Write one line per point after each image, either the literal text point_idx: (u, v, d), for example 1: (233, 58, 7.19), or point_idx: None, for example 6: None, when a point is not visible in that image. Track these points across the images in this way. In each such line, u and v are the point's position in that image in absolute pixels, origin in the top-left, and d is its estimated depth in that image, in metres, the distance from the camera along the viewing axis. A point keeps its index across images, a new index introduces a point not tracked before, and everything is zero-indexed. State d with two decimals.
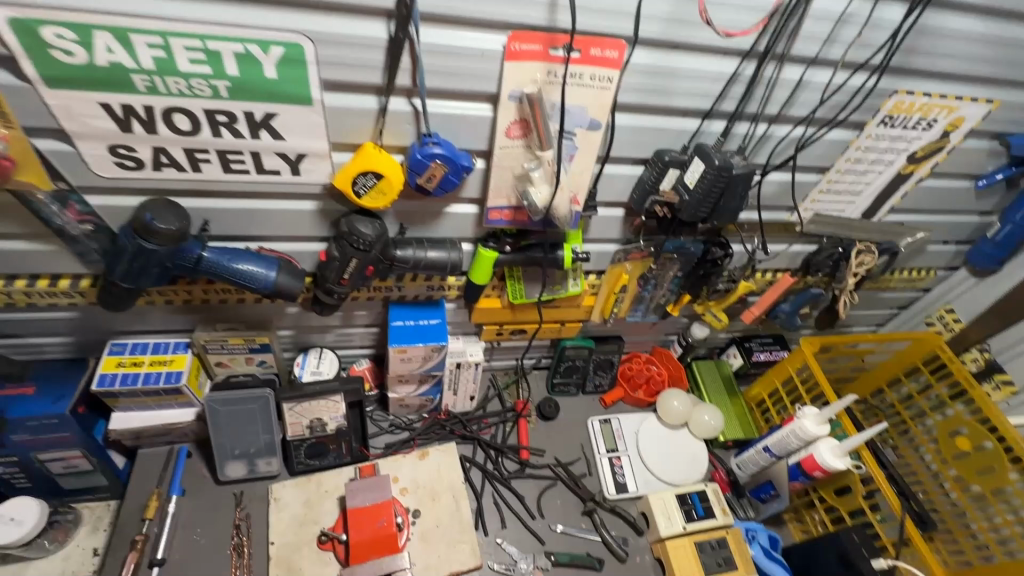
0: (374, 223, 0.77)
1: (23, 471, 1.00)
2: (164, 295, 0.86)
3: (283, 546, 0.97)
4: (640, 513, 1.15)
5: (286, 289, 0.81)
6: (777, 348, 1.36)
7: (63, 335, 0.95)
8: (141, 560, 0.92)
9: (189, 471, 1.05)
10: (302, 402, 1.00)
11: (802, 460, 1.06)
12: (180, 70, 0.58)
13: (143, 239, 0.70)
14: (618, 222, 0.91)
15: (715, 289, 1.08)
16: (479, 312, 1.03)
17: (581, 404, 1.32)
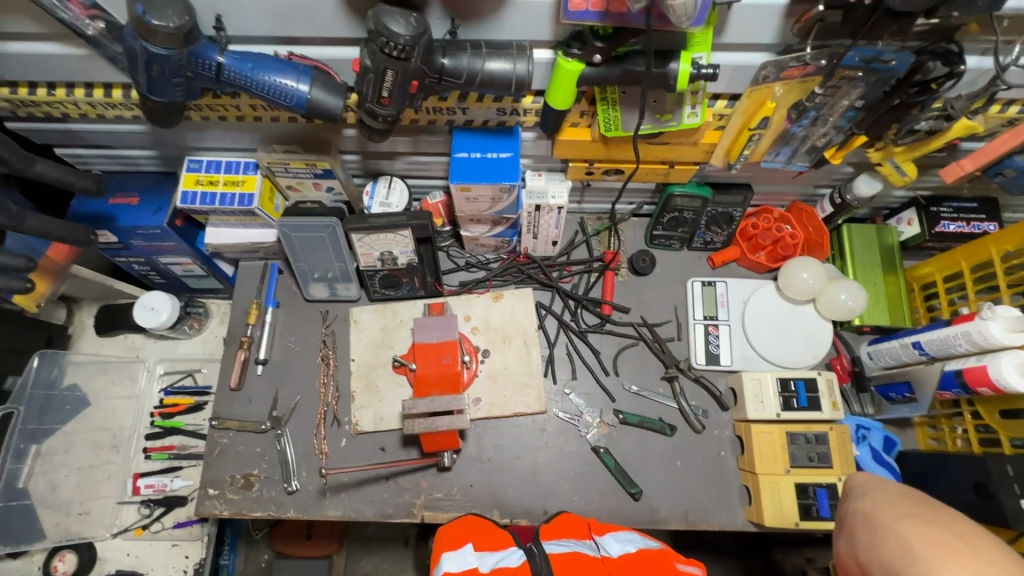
0: (410, 19, 0.57)
1: (155, 270, 1.13)
2: (213, 110, 0.79)
3: (362, 364, 1.04)
4: (728, 388, 1.03)
5: (322, 108, 0.67)
6: (980, 217, 0.98)
7: (148, 149, 0.95)
8: (248, 356, 1.06)
9: (282, 287, 1.11)
10: (368, 235, 0.94)
11: (965, 370, 0.82)
12: None
13: (148, 42, 0.58)
14: (777, 15, 0.59)
15: (910, 130, 0.74)
16: (561, 145, 0.82)
17: (683, 262, 1.12)
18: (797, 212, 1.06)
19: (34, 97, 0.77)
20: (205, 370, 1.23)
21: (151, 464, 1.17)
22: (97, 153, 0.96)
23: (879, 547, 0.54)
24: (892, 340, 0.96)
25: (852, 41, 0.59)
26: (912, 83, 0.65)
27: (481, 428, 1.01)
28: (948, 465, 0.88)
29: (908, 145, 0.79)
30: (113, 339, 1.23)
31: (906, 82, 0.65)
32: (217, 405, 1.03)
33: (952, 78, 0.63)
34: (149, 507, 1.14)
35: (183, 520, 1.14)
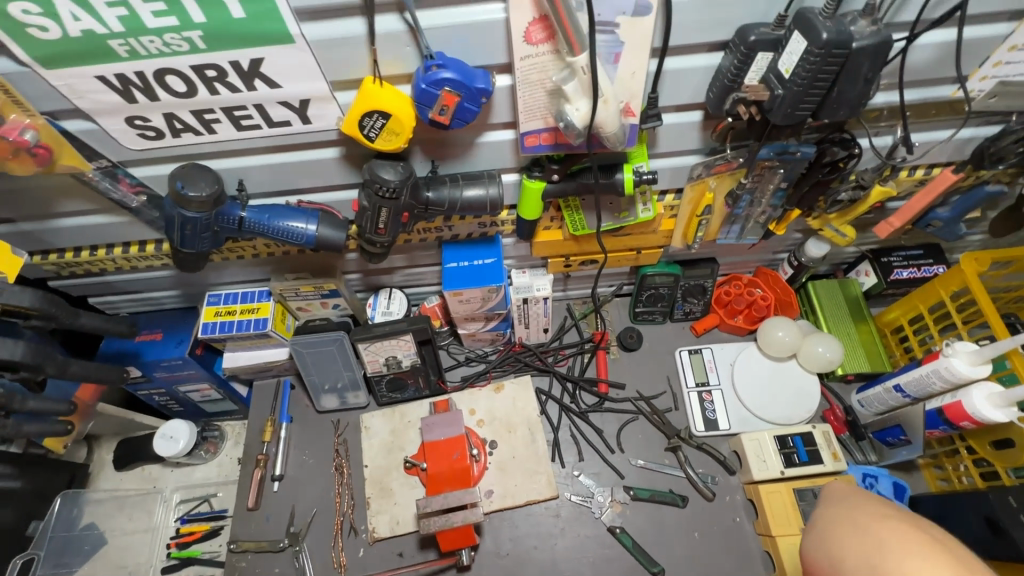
0: (398, 167, 0.70)
1: (173, 399, 1.19)
2: (232, 251, 0.91)
3: (376, 469, 1.07)
4: (732, 452, 1.05)
5: (328, 241, 0.79)
6: (929, 263, 1.08)
7: (171, 289, 1.06)
8: (265, 474, 1.09)
9: (295, 401, 1.17)
10: (373, 344, 1.02)
11: (945, 407, 0.87)
12: (150, 27, 0.52)
13: (183, 208, 0.71)
14: (695, 129, 0.72)
15: (836, 200, 0.85)
16: (538, 246, 0.94)
17: (668, 334, 1.20)
18: (763, 276, 1.16)
19: (78, 258, 0.89)
20: (220, 494, 1.25)
21: None
22: (125, 298, 1.07)
23: (850, 549, 0.52)
24: (876, 386, 1.01)
25: (760, 141, 0.72)
26: (823, 164, 0.76)
27: (496, 521, 1.02)
28: (956, 503, 0.89)
29: (840, 212, 0.90)
30: (131, 472, 1.26)
31: (817, 164, 0.76)
32: (235, 528, 1.05)
33: (853, 157, 0.74)
34: None
35: None
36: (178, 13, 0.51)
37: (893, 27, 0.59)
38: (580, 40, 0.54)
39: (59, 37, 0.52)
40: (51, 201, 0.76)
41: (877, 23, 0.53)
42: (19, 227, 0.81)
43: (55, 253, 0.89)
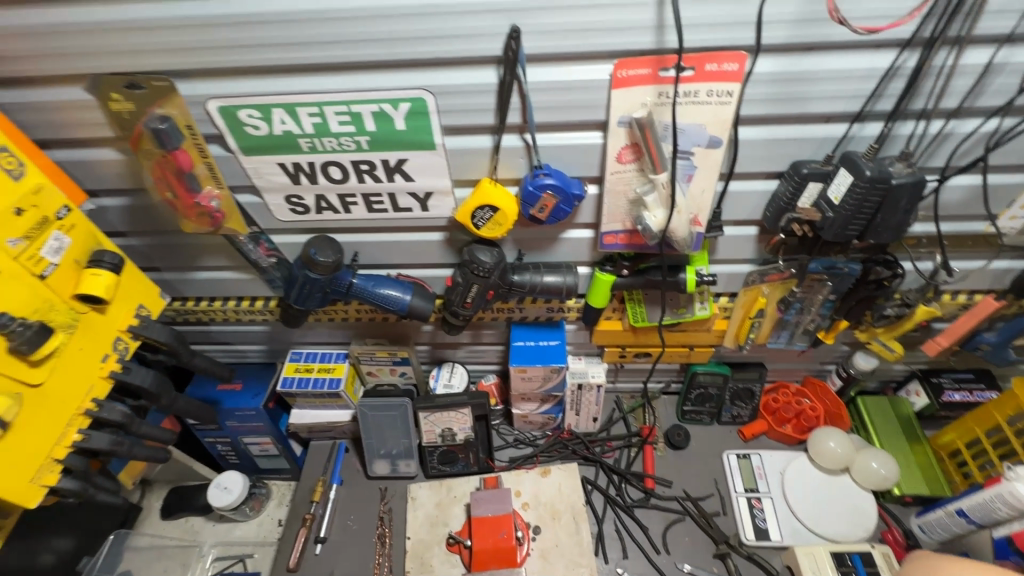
0: (493, 251, 0.82)
1: (234, 450, 1.25)
2: (327, 313, 1.03)
3: (417, 542, 1.07)
4: (785, 567, 1.01)
5: (418, 310, 0.90)
6: (981, 387, 1.10)
7: (260, 344, 1.18)
8: (309, 535, 1.10)
9: (346, 465, 1.21)
10: (433, 413, 1.08)
11: (1014, 535, 0.84)
12: (333, 131, 0.69)
13: (309, 270, 0.83)
14: (751, 241, 0.83)
15: (882, 315, 0.91)
16: (599, 334, 1.02)
17: (716, 436, 1.21)
18: (811, 386, 1.19)
19: (197, 307, 1.02)
20: (256, 555, 1.22)
21: None
22: (217, 348, 1.19)
23: None
24: (937, 510, 0.99)
25: (810, 256, 0.82)
26: (868, 282, 0.85)
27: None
28: None
29: (886, 327, 0.96)
30: (175, 522, 1.28)
31: (863, 281, 0.85)
32: None
33: (897, 277, 0.82)
34: None
35: None
36: (357, 124, 0.68)
37: (926, 170, 0.70)
38: (663, 162, 0.66)
39: (265, 134, 0.69)
40: (198, 256, 0.92)
41: (912, 166, 0.65)
42: (163, 275, 0.97)
43: (180, 300, 1.03)
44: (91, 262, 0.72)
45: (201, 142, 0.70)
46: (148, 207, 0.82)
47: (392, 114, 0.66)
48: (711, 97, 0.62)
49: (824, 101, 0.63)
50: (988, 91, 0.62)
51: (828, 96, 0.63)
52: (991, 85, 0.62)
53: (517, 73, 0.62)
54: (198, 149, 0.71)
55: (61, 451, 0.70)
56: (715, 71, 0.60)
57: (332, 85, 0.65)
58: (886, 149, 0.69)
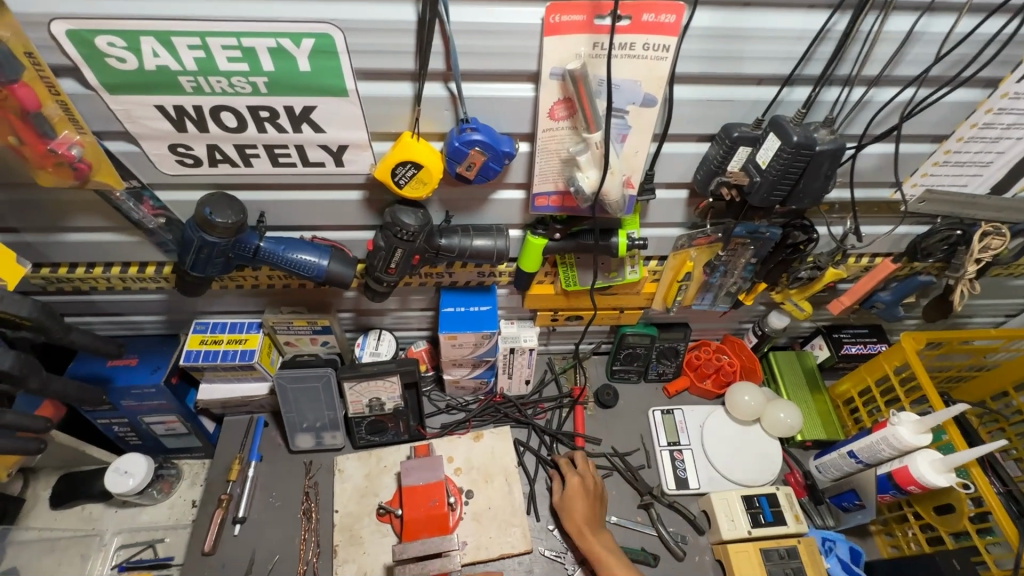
0: (418, 213, 0.75)
1: (134, 430, 1.14)
2: (234, 280, 0.92)
3: (346, 515, 1.04)
4: (701, 511, 1.09)
5: (337, 277, 0.82)
6: (873, 340, 1.20)
7: (157, 314, 1.05)
8: (226, 516, 1.03)
9: (266, 439, 1.14)
10: (359, 383, 1.03)
11: (894, 472, 0.95)
12: (221, 69, 0.58)
13: (206, 233, 0.73)
14: (681, 204, 0.82)
15: (796, 277, 0.96)
16: (531, 298, 1.00)
17: (642, 394, 1.25)
18: (730, 343, 1.25)
19: (71, 274, 0.88)
20: (168, 539, 1.13)
21: None
22: (104, 320, 1.05)
23: None
24: (832, 452, 1.09)
25: (735, 221, 0.83)
26: (786, 246, 0.88)
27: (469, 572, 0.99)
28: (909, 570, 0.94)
29: (799, 288, 1.02)
30: (68, 511, 1.15)
31: (781, 245, 0.88)
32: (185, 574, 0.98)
33: (812, 242, 0.86)
34: None
35: None
36: (250, 61, 0.58)
37: (845, 136, 0.72)
38: (596, 120, 0.63)
39: (134, 68, 0.58)
40: (66, 215, 0.78)
41: (834, 132, 0.65)
42: (21, 237, 0.81)
43: (49, 267, 0.88)
44: None
45: (48, 75, 0.57)
46: None
47: (293, 51, 0.57)
48: (647, 51, 0.59)
49: (757, 62, 0.62)
50: (906, 60, 0.64)
51: (762, 56, 0.61)
52: (909, 54, 0.63)
53: (439, 10, 0.54)
54: (46, 84, 0.57)
55: None
56: (652, 22, 0.56)
57: (214, 11, 0.54)
58: (811, 114, 0.69)
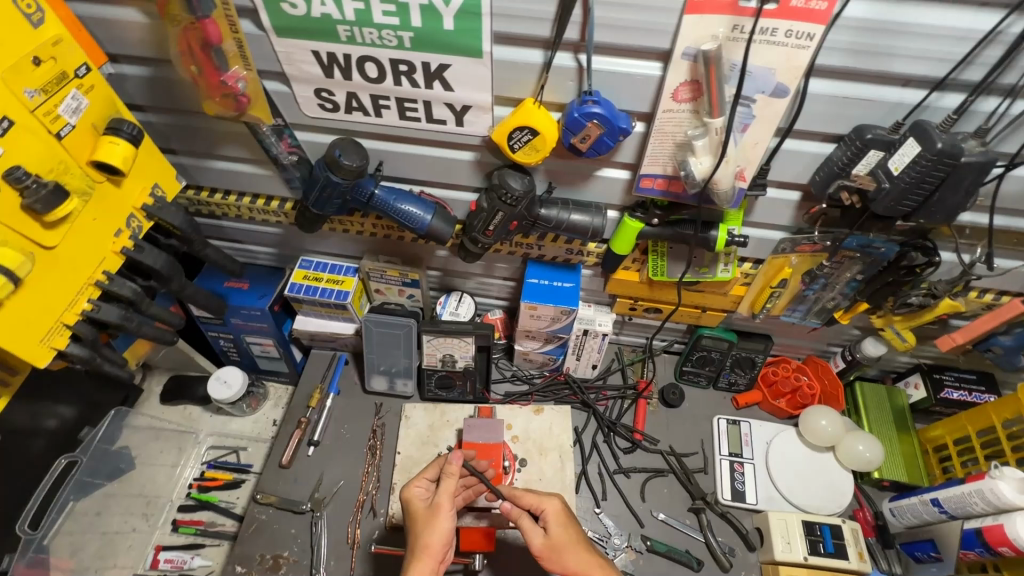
0: (525, 179, 0.78)
1: (236, 348, 1.27)
2: (343, 223, 1.01)
3: (406, 457, 1.11)
4: (754, 528, 1.05)
5: (437, 232, 0.88)
6: (981, 389, 1.10)
7: (271, 246, 1.16)
8: (303, 437, 1.14)
9: (345, 376, 1.23)
10: (437, 338, 1.09)
11: (985, 529, 0.87)
12: (375, 21, 0.64)
13: (332, 173, 0.80)
14: (791, 207, 0.79)
15: (905, 303, 0.90)
16: (615, 283, 1.00)
17: (709, 400, 1.22)
18: (813, 364, 1.19)
19: (211, 199, 1.00)
20: (250, 449, 1.27)
21: (175, 538, 1.15)
22: (227, 245, 1.18)
23: None
24: (911, 497, 1.01)
25: (849, 231, 0.78)
26: (901, 267, 0.82)
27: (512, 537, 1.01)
28: None
29: (904, 315, 0.95)
30: (174, 408, 1.30)
31: (895, 265, 0.82)
32: (263, 480, 1.09)
33: (932, 266, 0.79)
34: None
35: None
36: (402, 16, 0.63)
37: (995, 154, 0.66)
38: (721, 105, 0.62)
39: (302, 14, 0.64)
40: (217, 144, 0.88)
41: (986, 145, 0.60)
42: (178, 159, 0.93)
43: (194, 189, 1.01)
44: (109, 129, 0.69)
45: (232, 15, 0.65)
46: (169, 81, 0.78)
47: (442, 10, 0.61)
48: (789, 38, 0.57)
49: (909, 61, 0.59)
50: None
51: (915, 55, 0.58)
52: None
53: None
54: (228, 22, 0.66)
55: (70, 317, 0.69)
56: (801, 7, 0.55)
57: None
58: (960, 124, 0.64)
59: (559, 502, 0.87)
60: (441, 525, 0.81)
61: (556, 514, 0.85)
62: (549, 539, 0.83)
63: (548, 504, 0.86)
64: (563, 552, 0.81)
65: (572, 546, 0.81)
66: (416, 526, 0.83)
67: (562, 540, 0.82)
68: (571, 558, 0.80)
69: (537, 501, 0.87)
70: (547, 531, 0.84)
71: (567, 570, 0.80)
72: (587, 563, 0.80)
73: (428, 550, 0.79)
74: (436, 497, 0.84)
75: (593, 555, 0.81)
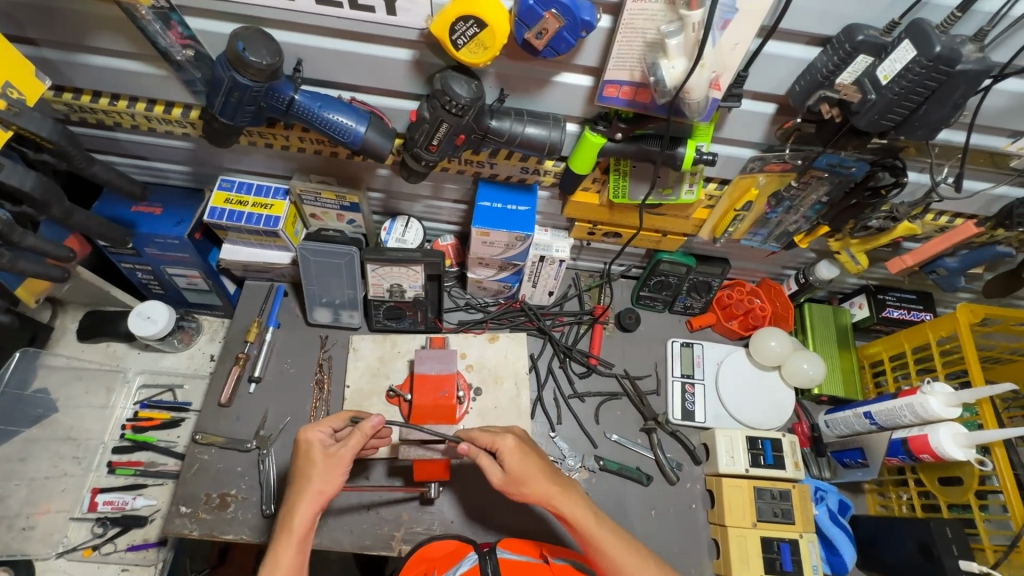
0: (472, 84, 0.67)
1: (157, 280, 1.14)
2: (263, 137, 0.87)
3: (356, 390, 1.06)
4: (701, 444, 1.10)
5: (373, 147, 0.76)
6: (919, 308, 1.14)
7: (182, 165, 1.01)
8: (242, 373, 1.07)
9: (285, 309, 1.14)
10: (382, 267, 1.00)
11: (910, 438, 0.93)
12: None
13: (237, 72, 0.66)
14: (765, 121, 0.72)
15: (865, 226, 0.88)
16: (573, 206, 0.93)
17: (664, 323, 1.22)
18: (766, 288, 1.19)
19: (95, 105, 0.83)
20: (187, 386, 1.19)
21: (113, 480, 1.10)
22: (130, 162, 1.01)
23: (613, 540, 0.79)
24: (846, 410, 1.07)
25: (823, 148, 0.73)
26: (866, 188, 0.79)
27: (470, 480, 1.01)
28: (895, 530, 0.98)
29: (862, 238, 0.94)
30: (94, 346, 1.19)
31: (861, 185, 0.79)
32: (202, 420, 1.03)
33: (898, 186, 0.76)
34: (104, 526, 1.06)
35: (137, 543, 1.06)
36: None
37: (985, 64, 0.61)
38: None
39: None
40: (88, 32, 0.71)
41: (983, 51, 0.55)
42: (41, 52, 0.75)
43: (71, 93, 0.83)
44: None
45: None
46: None
47: None
48: None
49: None
50: None
51: None
52: None
53: None
54: None
55: None
56: None
57: None
58: (960, 25, 0.57)
59: (512, 437, 0.82)
60: (338, 478, 0.77)
61: (514, 448, 0.81)
62: (507, 475, 0.80)
63: (502, 442, 0.81)
64: (525, 482, 0.80)
65: (534, 482, 0.80)
66: (310, 468, 0.77)
67: (522, 475, 0.80)
68: (530, 490, 0.80)
69: (491, 440, 0.82)
70: (504, 467, 0.80)
71: (530, 496, 0.81)
72: (547, 491, 0.80)
73: (318, 494, 0.75)
74: (340, 448, 0.78)
75: (553, 484, 0.81)
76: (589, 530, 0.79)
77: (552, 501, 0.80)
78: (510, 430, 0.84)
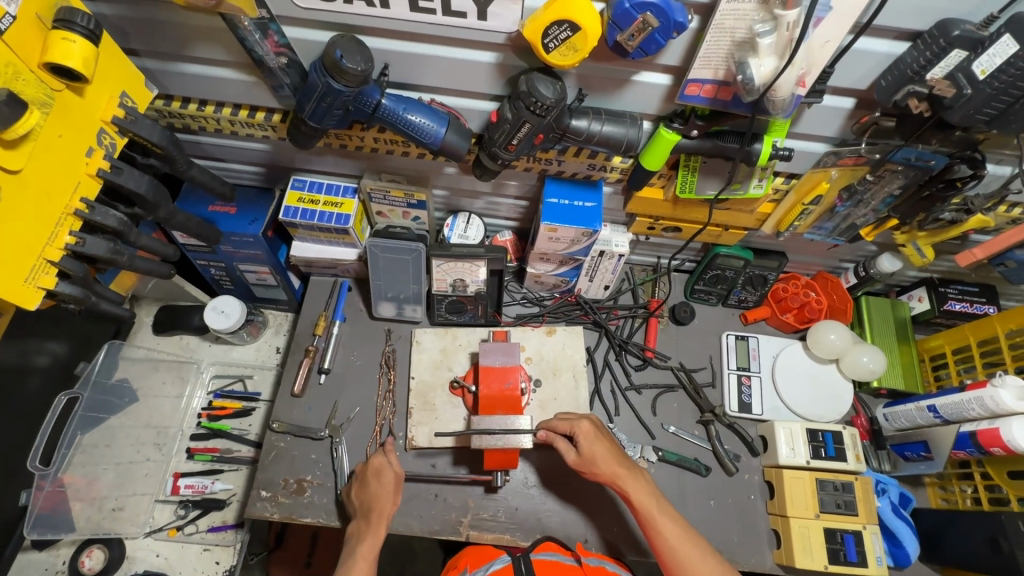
0: (556, 85, 0.69)
1: (228, 276, 1.19)
2: (340, 138, 0.90)
3: (421, 382, 1.10)
4: (758, 436, 1.11)
5: (452, 147, 0.79)
6: (982, 301, 1.12)
7: (257, 165, 1.05)
8: (312, 366, 1.11)
9: (349, 303, 1.19)
10: (447, 262, 1.03)
11: (979, 431, 0.92)
12: None
13: (332, 78, 0.69)
14: (842, 115, 0.73)
15: (936, 219, 0.87)
16: (638, 201, 0.94)
17: (718, 316, 1.23)
18: (822, 281, 1.19)
19: (184, 110, 0.87)
20: (256, 377, 1.25)
21: (192, 465, 1.16)
22: (208, 164, 1.06)
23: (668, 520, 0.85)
24: (907, 403, 1.07)
25: (902, 142, 0.73)
26: (940, 180, 0.78)
27: (552, 466, 1.05)
28: (962, 522, 0.98)
29: (930, 231, 0.93)
30: (168, 338, 1.25)
31: (936, 178, 0.78)
32: (277, 409, 1.08)
33: (977, 178, 0.75)
34: (186, 508, 1.13)
35: (217, 525, 1.13)
36: None
37: None
38: None
39: None
40: (188, 42, 0.75)
41: None
42: (141, 62, 0.80)
43: (163, 99, 0.88)
44: (60, 21, 0.56)
45: None
46: None
47: None
48: None
49: None
50: None
51: None
52: None
53: None
54: None
55: (53, 252, 0.61)
56: None
57: None
58: None
59: (587, 422, 0.93)
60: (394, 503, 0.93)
61: (589, 432, 0.91)
62: (582, 455, 0.90)
63: (578, 425, 0.92)
64: (596, 462, 0.88)
65: (602, 460, 0.89)
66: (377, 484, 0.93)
67: (594, 455, 0.89)
68: (603, 467, 0.88)
69: (568, 425, 0.93)
70: (579, 449, 0.90)
71: (601, 476, 0.89)
72: (616, 470, 0.88)
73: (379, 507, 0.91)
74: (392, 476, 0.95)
75: (619, 463, 0.89)
76: (647, 510, 0.85)
77: (618, 481, 0.88)
78: (587, 416, 0.95)
